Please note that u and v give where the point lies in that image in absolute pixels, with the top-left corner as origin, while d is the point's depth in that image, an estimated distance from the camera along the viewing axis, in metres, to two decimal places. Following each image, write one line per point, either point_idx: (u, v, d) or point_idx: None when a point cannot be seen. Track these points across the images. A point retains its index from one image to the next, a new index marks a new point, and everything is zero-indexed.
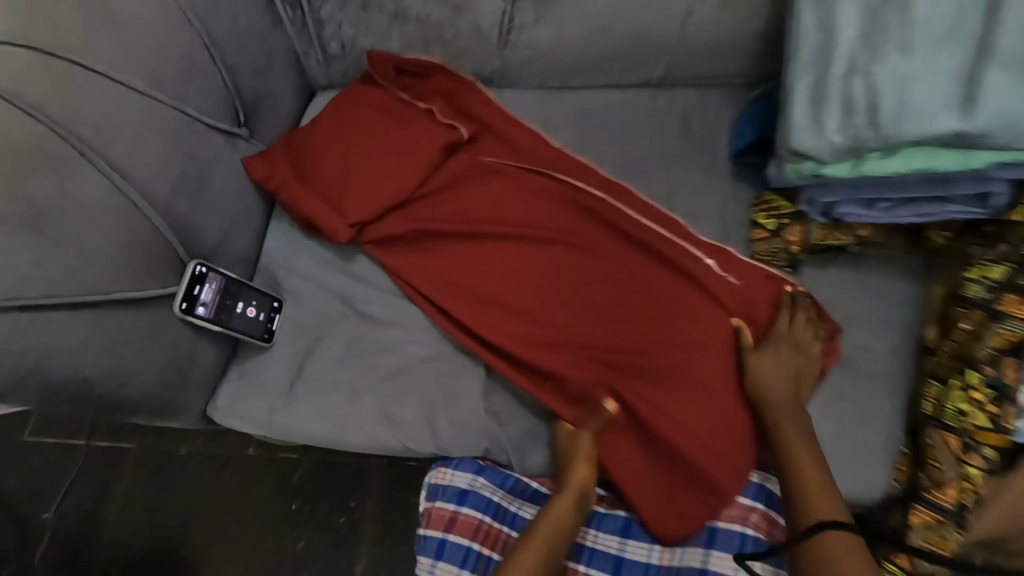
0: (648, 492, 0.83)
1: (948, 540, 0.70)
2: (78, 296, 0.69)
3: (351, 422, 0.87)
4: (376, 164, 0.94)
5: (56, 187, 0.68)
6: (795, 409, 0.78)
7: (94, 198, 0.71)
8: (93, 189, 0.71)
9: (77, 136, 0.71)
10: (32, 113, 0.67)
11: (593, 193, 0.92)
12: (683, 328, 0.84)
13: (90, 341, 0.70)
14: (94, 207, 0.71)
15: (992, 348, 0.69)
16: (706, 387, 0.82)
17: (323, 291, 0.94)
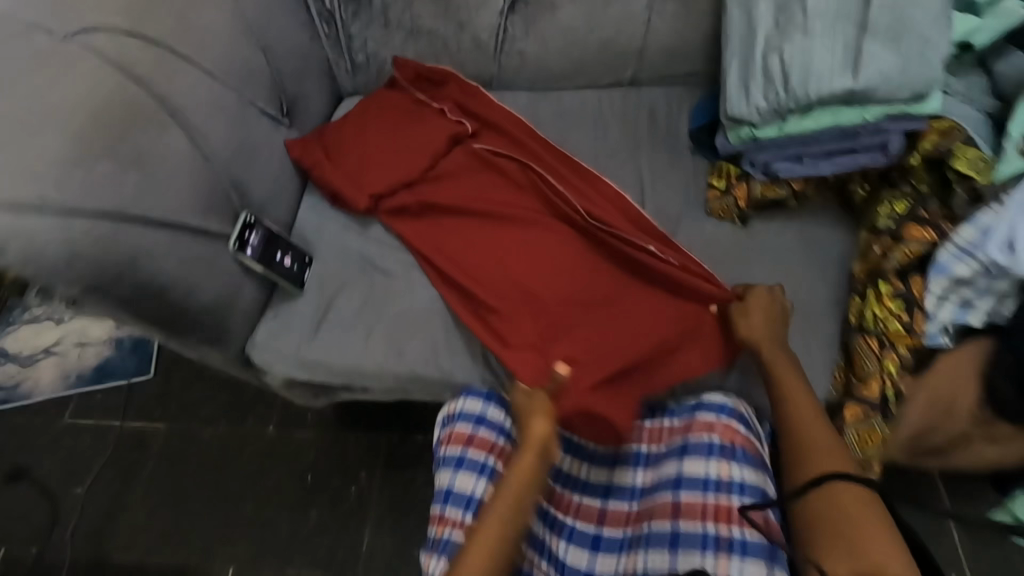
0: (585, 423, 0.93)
1: (875, 428, 0.83)
2: (159, 217, 0.85)
3: (367, 354, 1.02)
4: (390, 149, 1.12)
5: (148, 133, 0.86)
6: (776, 333, 0.89)
7: (176, 145, 0.89)
8: (176, 138, 0.89)
9: (168, 98, 0.90)
10: (137, 76, 0.87)
11: (576, 178, 1.07)
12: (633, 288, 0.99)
13: (167, 255, 0.85)
14: (175, 153, 0.88)
15: (898, 264, 0.84)
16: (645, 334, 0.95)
17: (346, 249, 1.10)
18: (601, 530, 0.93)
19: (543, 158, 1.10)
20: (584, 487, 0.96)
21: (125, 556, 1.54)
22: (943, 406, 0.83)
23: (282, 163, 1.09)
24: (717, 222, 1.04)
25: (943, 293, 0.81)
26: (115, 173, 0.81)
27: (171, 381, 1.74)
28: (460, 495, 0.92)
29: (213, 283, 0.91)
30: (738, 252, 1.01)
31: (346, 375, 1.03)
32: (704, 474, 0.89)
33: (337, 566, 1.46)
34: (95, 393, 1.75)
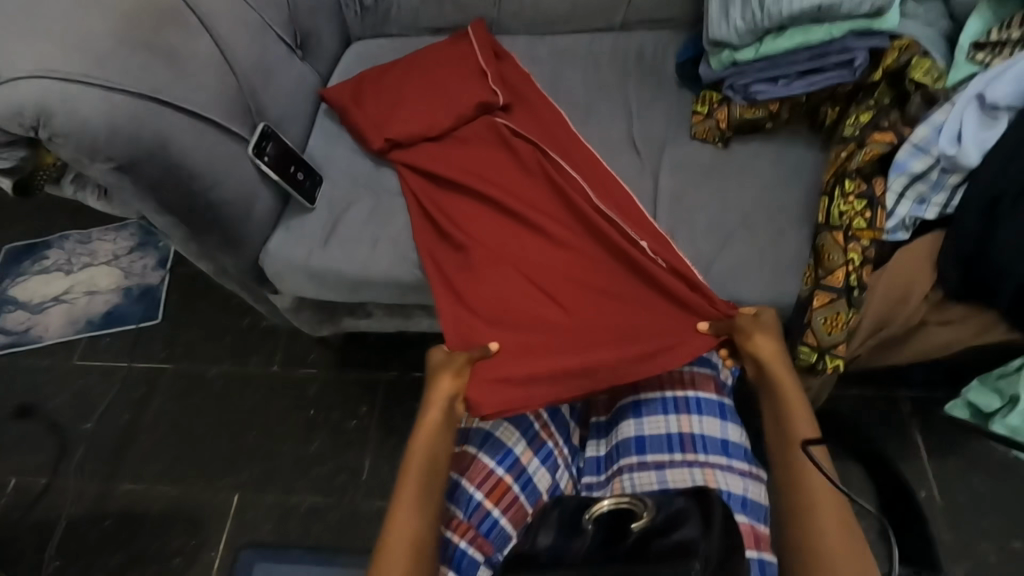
0: (485, 392, 0.93)
1: (840, 313, 0.91)
2: (187, 108, 0.94)
3: (374, 262, 1.09)
4: (410, 96, 1.20)
5: (176, 38, 0.97)
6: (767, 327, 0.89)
7: (202, 52, 1.00)
8: (203, 46, 1.00)
9: (197, 11, 1.02)
10: None
11: (588, 169, 1.11)
12: (600, 294, 1.03)
13: (193, 146, 0.95)
14: (200, 59, 0.99)
15: (861, 163, 0.91)
16: (596, 341, 0.99)
17: (353, 171, 1.18)
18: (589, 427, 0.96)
19: (559, 145, 1.14)
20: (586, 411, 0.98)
21: (134, 483, 1.59)
22: (901, 292, 0.91)
23: (295, 88, 1.18)
24: (699, 145, 1.12)
25: (902, 190, 0.90)
26: (149, 66, 0.92)
27: (180, 324, 1.81)
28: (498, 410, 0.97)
29: (233, 181, 1.01)
30: (719, 169, 1.09)
31: (353, 282, 1.11)
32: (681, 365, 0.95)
33: (339, 491, 1.52)
34: (104, 336, 1.81)
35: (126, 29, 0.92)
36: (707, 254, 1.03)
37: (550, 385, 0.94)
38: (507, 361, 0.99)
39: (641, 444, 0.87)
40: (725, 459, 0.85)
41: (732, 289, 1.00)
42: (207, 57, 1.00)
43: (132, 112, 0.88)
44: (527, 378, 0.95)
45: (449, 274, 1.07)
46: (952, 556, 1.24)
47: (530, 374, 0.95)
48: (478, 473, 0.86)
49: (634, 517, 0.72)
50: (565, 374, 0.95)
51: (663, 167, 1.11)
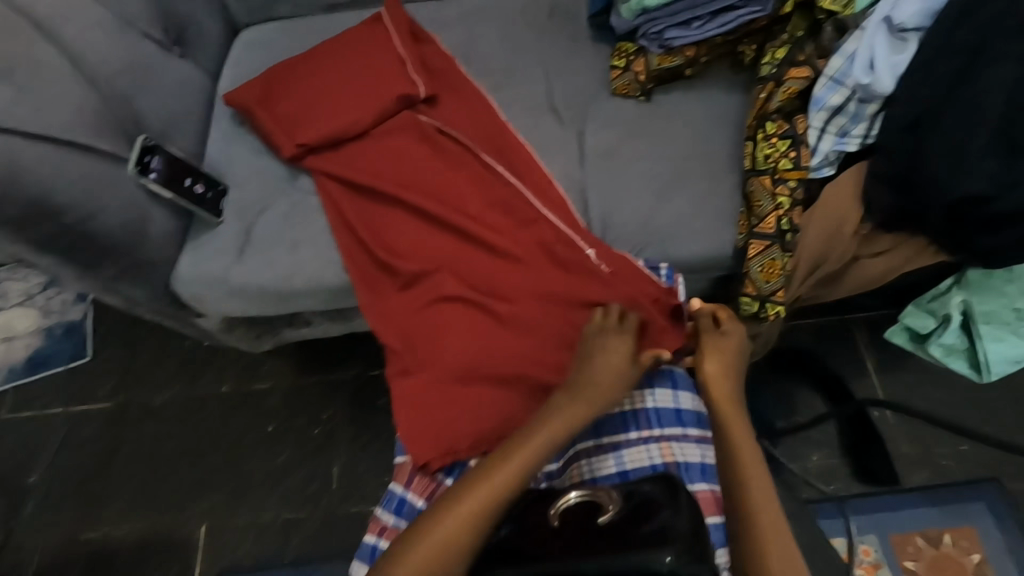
0: (408, 423, 0.88)
1: (775, 259, 0.89)
2: (41, 131, 0.85)
3: (297, 268, 1.01)
4: (320, 90, 1.09)
5: (18, 51, 0.89)
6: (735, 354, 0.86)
7: (52, 62, 0.91)
8: (51, 55, 0.92)
9: (34, 16, 0.92)
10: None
11: (517, 163, 1.03)
12: (539, 304, 0.93)
13: (56, 172, 0.85)
14: (51, 70, 0.91)
15: (779, 102, 0.89)
16: (530, 356, 0.90)
17: (260, 174, 1.08)
18: None
19: (488, 139, 1.06)
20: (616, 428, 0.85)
21: (91, 533, 1.49)
22: (833, 230, 0.89)
23: (178, 91, 1.07)
24: (622, 101, 1.07)
25: (823, 125, 0.88)
26: None
27: (113, 358, 1.69)
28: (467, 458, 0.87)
29: (117, 204, 0.91)
30: (645, 123, 1.05)
31: (277, 295, 1.02)
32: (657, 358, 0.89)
33: (310, 503, 1.46)
34: (32, 383, 1.68)
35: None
36: (643, 214, 0.99)
37: (475, 412, 0.88)
38: (434, 388, 0.90)
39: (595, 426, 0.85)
40: (681, 430, 0.84)
41: (671, 248, 0.97)
42: (48, 65, 0.91)
43: None
44: (458, 410, 0.88)
45: (378, 290, 1.00)
46: (910, 465, 1.29)
47: (464, 406, 0.88)
48: (424, 488, 0.86)
49: (600, 510, 0.70)
50: (496, 402, 0.88)
51: (588, 128, 1.06)
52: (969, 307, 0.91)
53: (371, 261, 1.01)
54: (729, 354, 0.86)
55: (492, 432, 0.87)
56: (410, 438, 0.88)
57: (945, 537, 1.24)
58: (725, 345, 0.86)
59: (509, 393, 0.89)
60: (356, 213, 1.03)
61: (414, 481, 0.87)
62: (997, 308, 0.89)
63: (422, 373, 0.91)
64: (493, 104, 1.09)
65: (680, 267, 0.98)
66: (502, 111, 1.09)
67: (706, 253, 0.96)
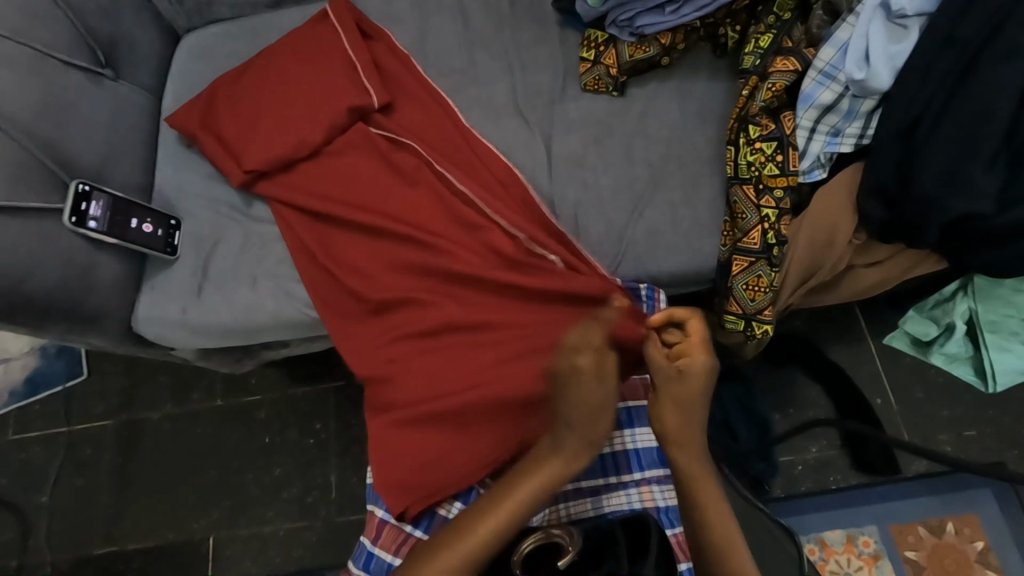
0: (383, 463, 0.87)
1: (761, 276, 0.82)
2: None
3: (255, 306, 0.97)
4: (266, 105, 1.00)
5: None
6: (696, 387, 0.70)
7: None
8: None
9: None
10: None
11: (482, 177, 0.95)
12: (508, 326, 0.88)
13: None
14: None
15: (763, 102, 0.79)
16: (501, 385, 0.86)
17: (210, 203, 1.01)
18: None
19: (448, 151, 0.97)
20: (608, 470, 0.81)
21: (107, 547, 1.55)
22: (824, 242, 0.81)
23: (113, 120, 1.00)
24: (593, 97, 0.97)
25: (813, 125, 0.78)
26: None
27: (107, 376, 1.69)
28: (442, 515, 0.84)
29: (56, 261, 0.87)
30: (617, 123, 0.96)
31: (241, 332, 0.98)
32: (645, 394, 0.84)
33: (310, 512, 1.50)
34: (31, 405, 1.69)
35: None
36: (617, 227, 0.92)
37: (447, 450, 0.85)
38: (406, 424, 0.87)
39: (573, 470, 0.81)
40: (662, 471, 0.81)
41: (649, 264, 0.90)
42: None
43: None
44: (430, 447, 0.86)
45: (343, 322, 0.95)
46: (910, 455, 1.26)
47: (436, 442, 0.86)
48: (393, 540, 0.85)
49: (559, 552, 0.67)
50: (469, 438, 0.85)
51: (557, 132, 0.97)
52: (973, 315, 0.86)
53: (333, 290, 0.96)
54: (690, 395, 0.70)
55: (469, 473, 0.83)
56: (386, 485, 0.85)
57: (946, 526, 1.22)
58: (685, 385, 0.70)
59: (482, 428, 0.85)
60: (313, 242, 0.97)
61: (383, 534, 0.85)
62: (1003, 318, 0.83)
63: (393, 409, 0.89)
64: (455, 108, 0.99)
65: (660, 283, 0.92)
66: (464, 115, 1.00)
67: (685, 267, 0.89)
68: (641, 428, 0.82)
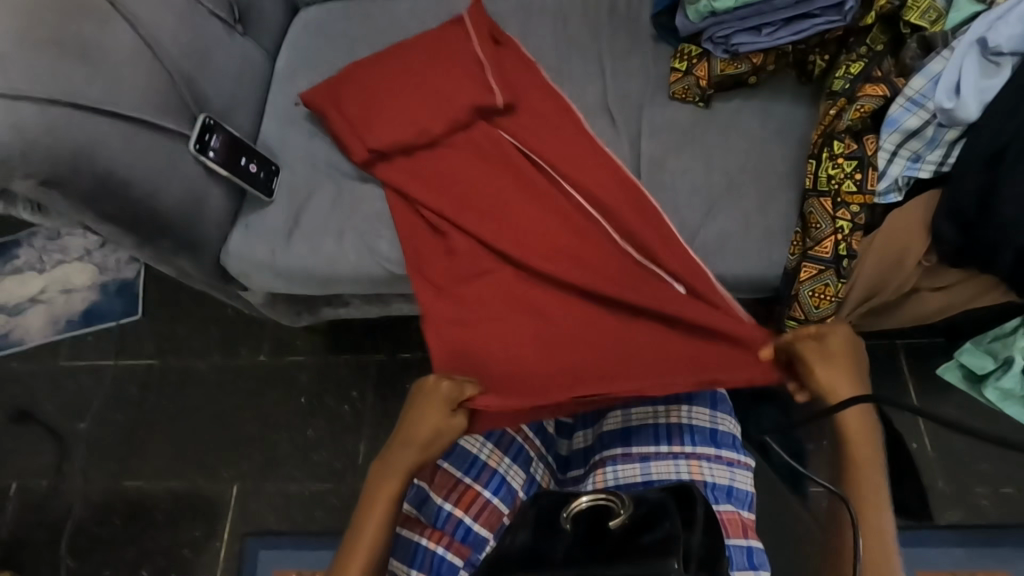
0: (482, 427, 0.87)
1: (828, 285, 0.86)
2: (113, 109, 0.89)
3: (339, 256, 1.03)
4: (392, 92, 1.08)
5: (93, 27, 0.91)
6: (844, 360, 0.74)
7: (124, 40, 0.94)
8: (121, 33, 0.94)
9: None
10: None
11: (601, 190, 1.00)
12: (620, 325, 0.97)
13: (124, 150, 0.89)
14: (123, 47, 0.94)
15: (850, 121, 0.84)
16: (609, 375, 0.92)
17: (311, 158, 1.10)
18: (576, 415, 0.92)
19: (569, 163, 1.02)
20: (660, 442, 0.82)
21: (135, 481, 1.60)
22: (893, 260, 0.85)
23: (238, 70, 1.10)
24: (679, 105, 1.04)
25: (895, 148, 0.83)
26: (54, 61, 0.85)
27: (160, 319, 1.77)
28: (489, 470, 0.82)
29: (179, 182, 0.95)
30: (700, 132, 1.02)
31: (321, 278, 1.04)
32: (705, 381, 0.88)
33: (335, 476, 1.54)
34: (85, 336, 1.77)
35: (19, 31, 0.84)
36: (689, 227, 0.97)
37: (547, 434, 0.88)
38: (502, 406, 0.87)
39: (625, 435, 0.84)
40: (713, 450, 0.81)
41: (716, 265, 0.95)
42: (121, 41, 0.94)
43: (61, 114, 0.84)
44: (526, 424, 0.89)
45: (445, 302, 1.01)
46: (943, 505, 1.25)
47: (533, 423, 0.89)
48: (444, 485, 0.81)
49: (610, 515, 0.69)
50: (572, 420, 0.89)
51: (641, 133, 1.04)
52: None
53: (437, 277, 1.02)
54: (841, 360, 0.74)
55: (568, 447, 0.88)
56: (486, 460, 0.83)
57: None
58: (831, 352, 0.74)
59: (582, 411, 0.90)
60: (420, 229, 1.03)
61: (436, 476, 0.82)
62: None
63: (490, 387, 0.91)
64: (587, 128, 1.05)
65: (725, 285, 0.96)
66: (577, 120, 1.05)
67: (751, 272, 0.94)
68: (696, 406, 0.84)
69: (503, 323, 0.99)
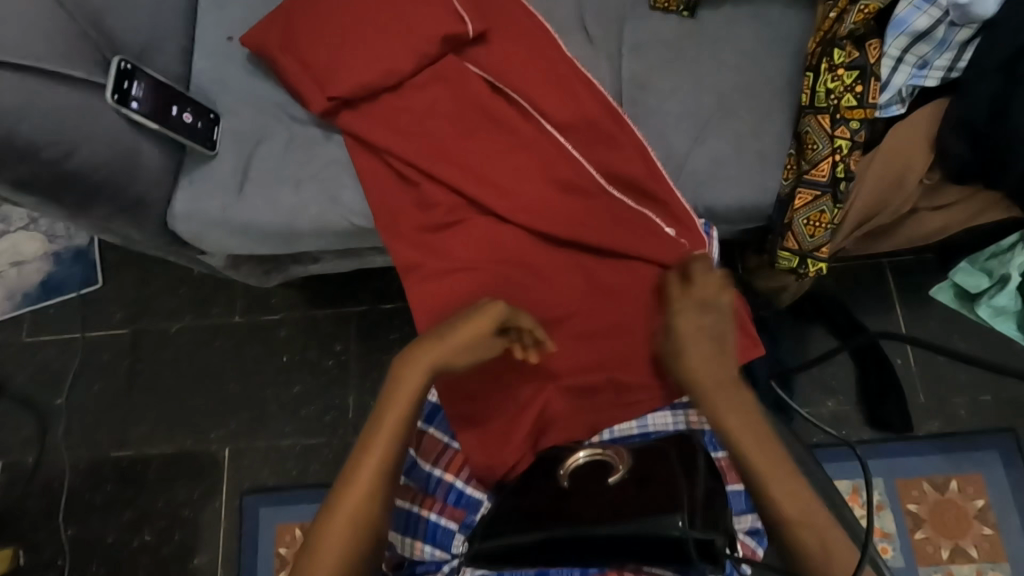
0: (470, 404, 0.82)
1: (824, 211, 0.81)
2: (7, 58, 0.77)
3: (299, 209, 0.94)
4: (348, 28, 0.95)
5: None
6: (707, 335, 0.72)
7: None
8: None
9: None
10: None
11: (590, 127, 0.90)
12: (616, 278, 0.87)
13: (28, 105, 0.78)
14: None
15: (852, 25, 0.76)
16: (608, 333, 0.85)
17: (255, 99, 0.98)
18: None
19: (551, 100, 0.92)
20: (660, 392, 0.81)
21: (124, 450, 1.58)
22: (893, 179, 0.79)
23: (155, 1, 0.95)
24: (663, 16, 0.93)
25: (901, 54, 0.75)
26: None
27: (125, 285, 1.67)
28: None
29: (101, 140, 0.84)
30: (685, 46, 0.92)
31: (280, 236, 0.96)
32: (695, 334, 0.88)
33: (328, 429, 1.53)
34: (48, 308, 1.68)
35: None
36: (677, 155, 0.90)
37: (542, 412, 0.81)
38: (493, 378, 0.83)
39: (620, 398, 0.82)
40: None
41: (707, 195, 0.88)
42: None
43: None
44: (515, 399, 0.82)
45: (424, 260, 0.91)
46: (924, 415, 1.29)
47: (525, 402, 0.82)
48: (432, 451, 0.81)
49: (608, 471, 0.69)
50: (568, 390, 0.83)
51: (621, 53, 0.94)
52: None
53: (410, 232, 0.92)
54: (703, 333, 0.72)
55: (563, 417, 0.82)
56: (475, 441, 0.80)
57: (951, 484, 1.25)
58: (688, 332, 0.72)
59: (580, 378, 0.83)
60: (387, 183, 0.93)
61: (424, 443, 0.82)
62: None
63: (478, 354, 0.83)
64: (576, 61, 0.93)
65: (716, 218, 0.90)
66: (560, 46, 0.94)
67: (744, 202, 0.88)
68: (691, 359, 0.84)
69: (488, 283, 0.88)
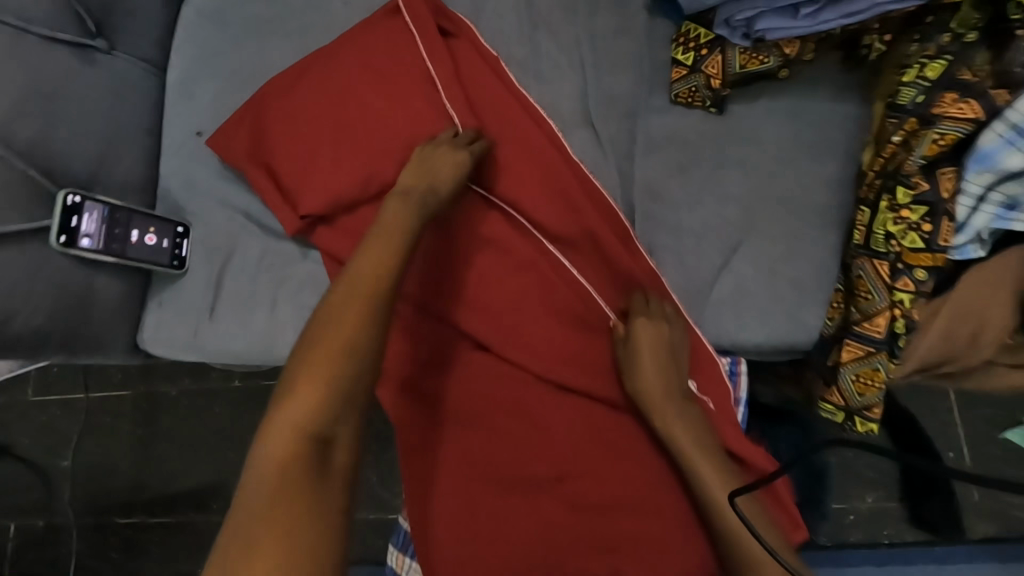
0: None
1: (880, 370, 0.67)
2: None
3: (274, 335, 0.85)
4: (324, 131, 0.83)
5: None
6: (663, 362, 0.72)
7: None
8: None
9: None
10: None
11: (592, 249, 0.78)
12: (624, 435, 0.76)
13: None
14: None
15: (923, 157, 0.61)
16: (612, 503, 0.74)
17: (226, 208, 0.88)
18: None
19: (551, 216, 0.78)
20: None
21: (129, 517, 1.56)
22: (967, 333, 0.67)
23: (110, 108, 0.85)
24: (684, 111, 0.80)
25: (984, 191, 0.61)
26: None
27: None
28: None
29: (48, 292, 0.76)
30: (710, 148, 0.78)
31: (256, 362, 0.87)
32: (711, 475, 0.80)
33: None
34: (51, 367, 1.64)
35: None
36: (702, 281, 0.77)
37: None
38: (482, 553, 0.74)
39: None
40: None
41: (734, 331, 0.75)
42: None
43: None
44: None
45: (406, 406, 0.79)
46: (978, 516, 1.13)
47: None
48: None
49: None
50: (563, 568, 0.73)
51: (634, 155, 0.81)
52: None
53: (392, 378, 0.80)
54: (660, 354, 0.72)
55: None
56: None
57: None
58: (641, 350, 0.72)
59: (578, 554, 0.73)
60: None
61: None
62: None
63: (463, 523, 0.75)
64: (581, 165, 0.79)
65: (746, 351, 0.78)
66: (563, 147, 0.80)
67: (780, 342, 0.75)
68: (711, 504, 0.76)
69: (479, 440, 0.77)
